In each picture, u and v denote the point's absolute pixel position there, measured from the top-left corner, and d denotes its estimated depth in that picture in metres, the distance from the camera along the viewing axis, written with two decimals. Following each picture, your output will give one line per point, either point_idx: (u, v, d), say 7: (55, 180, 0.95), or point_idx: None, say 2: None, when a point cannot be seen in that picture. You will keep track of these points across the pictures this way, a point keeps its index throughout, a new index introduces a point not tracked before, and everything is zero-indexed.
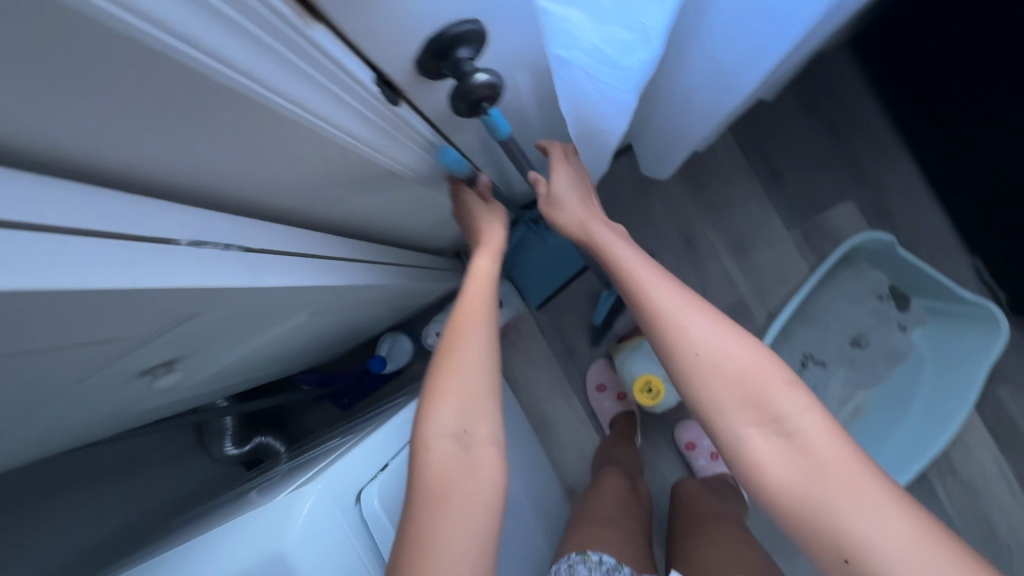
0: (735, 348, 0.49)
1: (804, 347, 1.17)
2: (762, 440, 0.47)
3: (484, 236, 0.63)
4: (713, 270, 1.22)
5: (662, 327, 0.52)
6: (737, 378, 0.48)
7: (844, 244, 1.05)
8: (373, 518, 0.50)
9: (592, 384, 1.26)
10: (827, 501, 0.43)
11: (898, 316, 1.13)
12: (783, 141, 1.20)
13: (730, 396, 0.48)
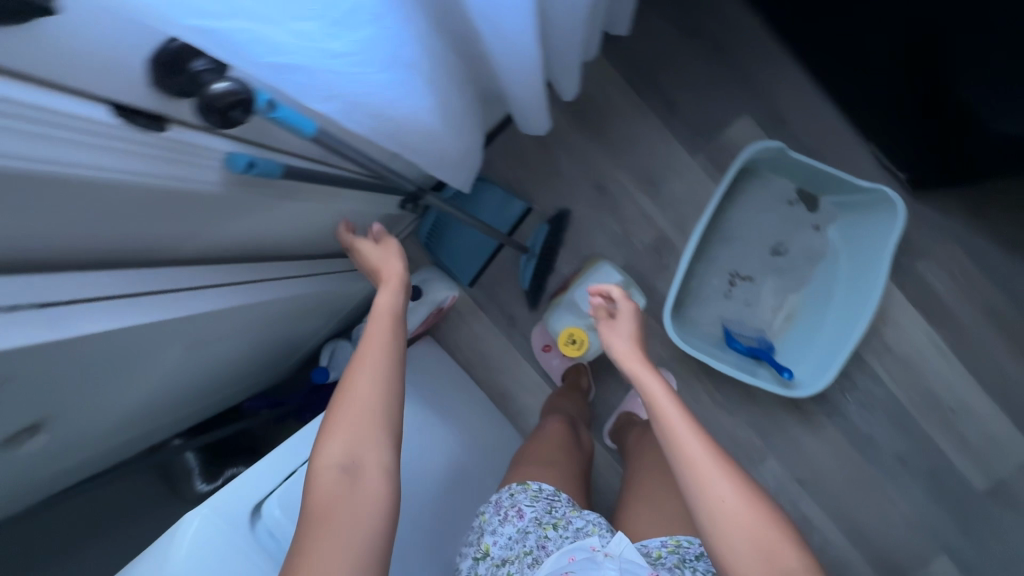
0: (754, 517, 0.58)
1: (729, 266, 1.19)
2: None
3: (383, 274, 0.73)
4: (630, 209, 1.23)
5: (695, 478, 0.60)
6: (754, 536, 0.57)
7: (738, 161, 1.07)
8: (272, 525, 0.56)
9: (538, 346, 1.28)
10: None
11: (811, 217, 1.17)
12: (669, 67, 1.19)
13: (743, 543, 0.56)
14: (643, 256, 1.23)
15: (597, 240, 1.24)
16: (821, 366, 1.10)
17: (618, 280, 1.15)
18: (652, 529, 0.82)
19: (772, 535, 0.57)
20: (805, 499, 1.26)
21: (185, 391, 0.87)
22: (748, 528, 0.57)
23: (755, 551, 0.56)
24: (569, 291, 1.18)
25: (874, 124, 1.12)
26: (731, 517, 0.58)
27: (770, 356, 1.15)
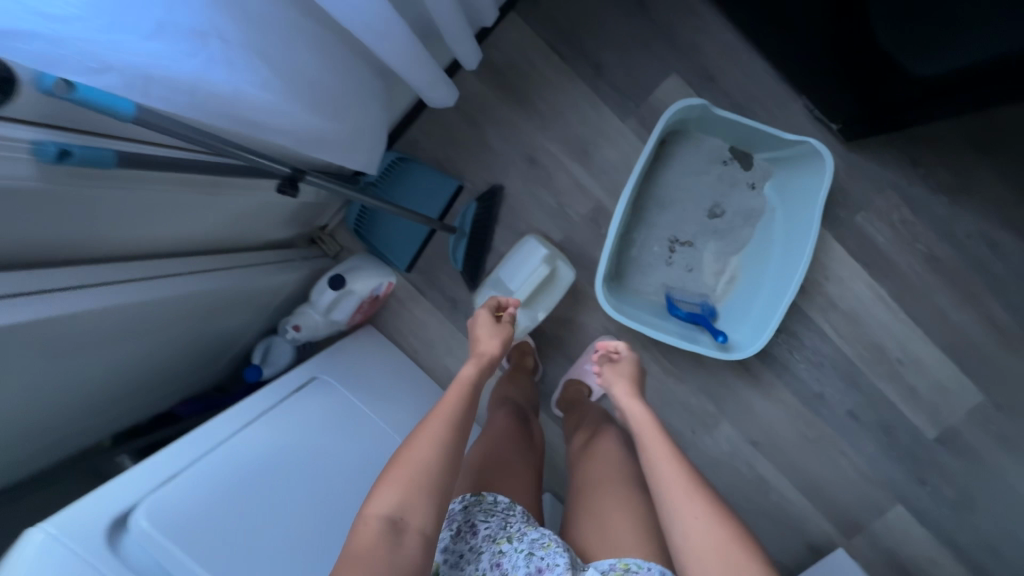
0: (717, 533, 0.62)
1: (668, 232, 1.17)
2: None
3: (476, 345, 0.78)
4: (563, 181, 1.20)
5: (672, 498, 0.67)
6: (720, 547, 0.62)
7: (662, 120, 1.03)
8: (143, 535, 0.54)
9: None
10: None
11: (745, 175, 1.14)
12: (591, 30, 1.15)
13: (708, 554, 0.61)
14: (580, 228, 1.21)
15: (532, 215, 1.21)
16: (759, 328, 1.09)
17: (545, 255, 1.13)
18: (599, 545, 0.74)
19: (736, 550, 0.61)
20: (759, 462, 1.25)
21: (95, 400, 0.83)
22: (715, 545, 0.62)
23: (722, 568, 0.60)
24: (497, 268, 1.15)
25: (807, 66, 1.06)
26: (699, 535, 0.63)
27: (710, 321, 1.13)
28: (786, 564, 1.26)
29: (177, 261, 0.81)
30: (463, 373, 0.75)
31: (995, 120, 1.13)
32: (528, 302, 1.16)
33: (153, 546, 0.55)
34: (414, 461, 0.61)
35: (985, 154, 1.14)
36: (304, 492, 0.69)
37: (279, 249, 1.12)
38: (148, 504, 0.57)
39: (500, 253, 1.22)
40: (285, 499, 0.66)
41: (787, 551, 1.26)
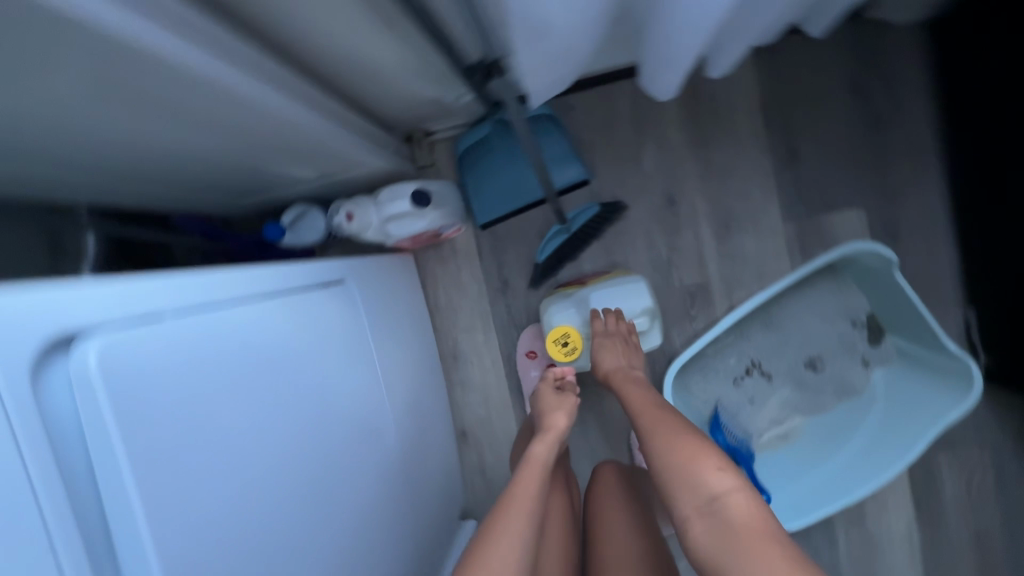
0: (674, 439, 0.60)
1: (755, 353, 1.04)
2: (696, 519, 0.54)
3: (545, 425, 0.74)
4: (687, 243, 1.06)
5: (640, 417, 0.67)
6: (676, 458, 0.58)
7: (837, 251, 0.90)
8: (80, 378, 0.38)
9: (522, 350, 1.13)
10: (737, 562, 0.49)
11: (865, 349, 1.02)
12: (813, 117, 1.02)
13: (665, 463, 0.58)
14: (673, 297, 1.07)
15: (636, 254, 1.07)
16: (803, 505, 0.96)
17: (644, 306, 0.98)
18: None
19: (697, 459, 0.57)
20: None
21: (96, 157, 0.65)
22: (677, 447, 0.59)
23: (672, 469, 0.57)
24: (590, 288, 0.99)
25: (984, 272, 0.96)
26: (662, 446, 0.60)
27: (750, 466, 0.98)
28: None
29: (288, 72, 0.64)
30: (534, 453, 0.71)
31: None
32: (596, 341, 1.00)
33: (81, 398, 0.38)
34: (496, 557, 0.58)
35: None
36: (289, 432, 0.55)
37: (380, 124, 0.95)
38: (110, 338, 0.39)
39: (581, 270, 1.09)
40: (271, 441, 0.53)
41: None
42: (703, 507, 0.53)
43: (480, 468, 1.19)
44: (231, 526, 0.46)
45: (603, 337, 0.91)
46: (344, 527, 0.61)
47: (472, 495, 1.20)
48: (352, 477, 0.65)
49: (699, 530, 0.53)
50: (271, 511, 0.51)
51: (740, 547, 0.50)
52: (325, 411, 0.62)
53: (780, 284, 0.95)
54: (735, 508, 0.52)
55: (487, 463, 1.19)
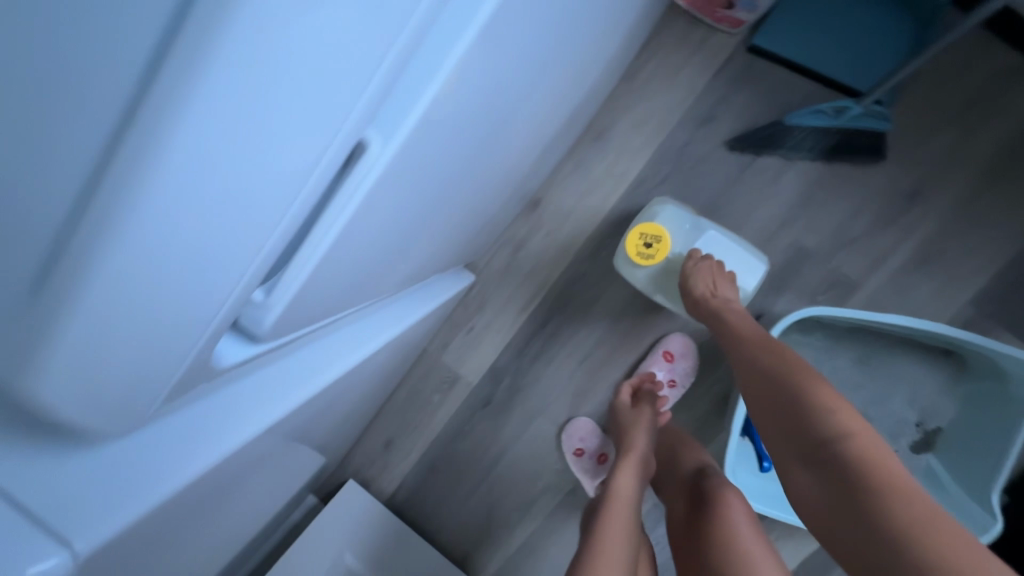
0: (781, 380, 0.64)
1: (826, 369, 0.97)
2: (801, 473, 0.58)
3: (625, 461, 0.81)
4: (883, 241, 0.93)
5: (747, 361, 0.70)
6: (782, 401, 0.62)
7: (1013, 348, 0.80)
8: None
9: (568, 450, 1.09)
10: (853, 514, 0.51)
11: (903, 449, 0.97)
12: None
13: (769, 414, 0.63)
14: (820, 270, 0.96)
15: (835, 205, 0.94)
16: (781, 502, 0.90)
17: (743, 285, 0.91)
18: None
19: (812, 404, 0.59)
20: (549, 494, 1.16)
21: None
22: (777, 394, 0.63)
23: (777, 421, 0.62)
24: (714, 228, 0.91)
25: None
26: (763, 395, 0.65)
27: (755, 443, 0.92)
28: (444, 527, 1.21)
29: None
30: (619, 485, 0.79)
31: None
32: (667, 274, 0.94)
33: None
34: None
35: None
36: (482, 94, 0.44)
37: None
38: None
39: (781, 171, 0.94)
40: (467, 97, 0.41)
41: (460, 527, 1.21)
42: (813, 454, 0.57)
43: (517, 244, 1.07)
44: (385, 196, 0.39)
45: (699, 261, 0.88)
46: (455, 180, 0.56)
47: (488, 257, 1.09)
48: (490, 129, 0.56)
49: (802, 478, 0.57)
50: (428, 179, 0.46)
51: (860, 501, 0.51)
52: (526, 61, 0.50)
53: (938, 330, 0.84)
54: (846, 450, 0.55)
55: (527, 245, 1.07)
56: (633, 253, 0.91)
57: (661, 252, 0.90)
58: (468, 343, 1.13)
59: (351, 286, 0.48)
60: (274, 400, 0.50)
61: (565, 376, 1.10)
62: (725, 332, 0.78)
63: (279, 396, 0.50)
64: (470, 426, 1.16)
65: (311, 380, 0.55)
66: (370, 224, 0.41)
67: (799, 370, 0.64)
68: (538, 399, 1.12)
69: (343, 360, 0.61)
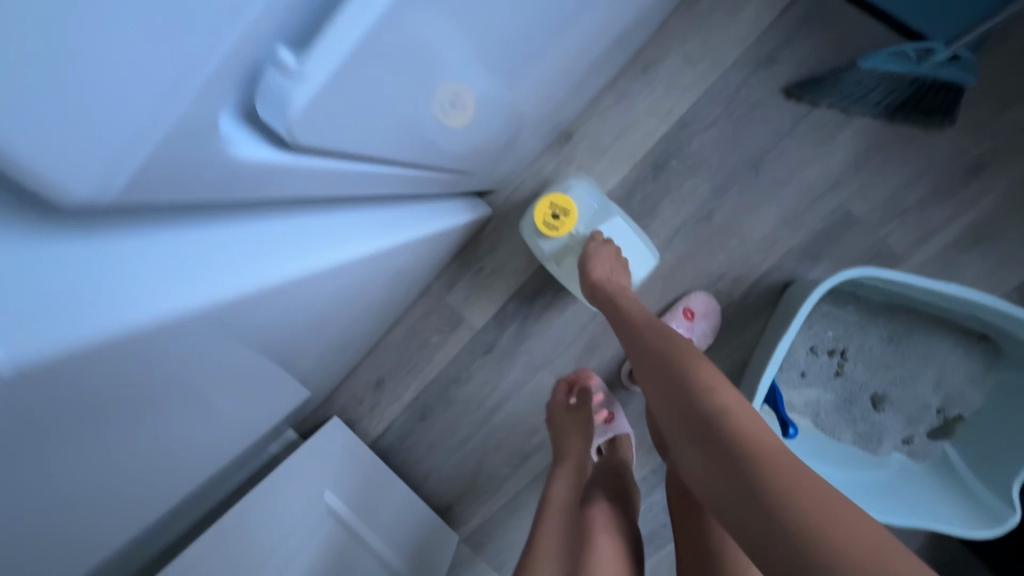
0: (670, 360, 0.52)
1: (851, 344, 0.93)
2: (696, 461, 0.46)
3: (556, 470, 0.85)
4: (935, 212, 0.87)
5: (635, 347, 0.58)
6: (668, 386, 0.50)
7: None
8: None
9: None
10: (750, 509, 0.39)
11: (921, 433, 0.93)
12: None
13: (660, 405, 0.51)
14: (863, 239, 0.90)
15: (890, 170, 0.88)
16: None
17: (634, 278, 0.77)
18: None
19: (687, 381, 0.49)
20: (544, 451, 1.11)
21: None
22: (664, 379, 0.52)
23: (667, 412, 0.50)
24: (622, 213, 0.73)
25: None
26: (651, 386, 0.53)
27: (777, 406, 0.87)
28: (429, 475, 1.16)
29: None
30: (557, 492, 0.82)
31: None
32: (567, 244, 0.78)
33: None
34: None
35: None
36: (492, 58, 0.52)
37: None
38: None
39: (837, 126, 0.88)
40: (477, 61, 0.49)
41: (447, 476, 1.15)
42: (700, 445, 0.45)
43: (543, 179, 0.99)
44: (389, 136, 0.45)
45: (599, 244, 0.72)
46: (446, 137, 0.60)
47: (509, 191, 1.01)
48: (492, 95, 0.62)
49: (692, 455, 0.46)
50: (426, 127, 0.52)
51: (748, 495, 0.40)
52: (536, 39, 0.58)
53: (990, 305, 0.77)
54: (732, 429, 0.44)
55: (553, 182, 0.98)
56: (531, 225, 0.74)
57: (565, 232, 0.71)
58: (476, 284, 1.05)
59: (372, 123, 0.38)
60: (270, 259, 0.42)
61: (577, 328, 1.03)
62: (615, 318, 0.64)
63: (272, 261, 0.42)
64: (467, 373, 1.09)
65: (314, 251, 0.46)
66: (364, 164, 0.45)
67: (685, 348, 0.53)
68: (544, 350, 1.05)
69: (350, 240, 0.52)
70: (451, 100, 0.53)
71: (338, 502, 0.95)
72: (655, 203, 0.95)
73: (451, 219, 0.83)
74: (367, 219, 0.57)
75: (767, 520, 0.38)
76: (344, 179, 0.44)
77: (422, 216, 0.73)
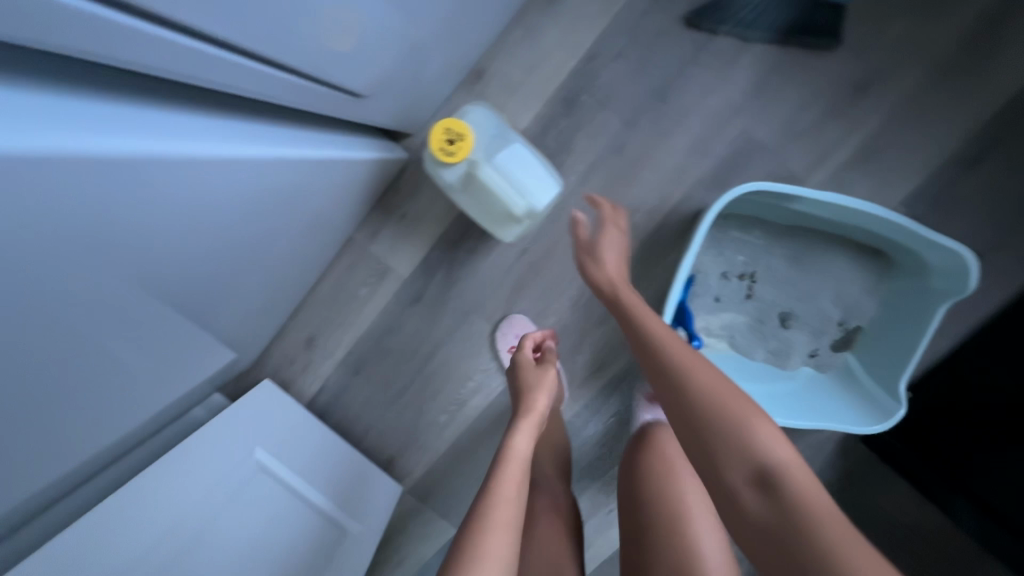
0: (705, 377, 0.60)
1: (759, 267, 0.98)
2: (748, 498, 0.52)
3: (524, 417, 0.79)
4: (828, 134, 0.92)
5: (669, 362, 0.64)
6: (709, 401, 0.58)
7: (944, 238, 0.79)
8: None
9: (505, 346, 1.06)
10: (805, 543, 0.47)
11: (826, 346, 0.99)
12: (1021, 153, 0.90)
13: (698, 404, 0.59)
14: (765, 164, 0.94)
15: (786, 95, 0.91)
16: None
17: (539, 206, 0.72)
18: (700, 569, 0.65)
19: (740, 424, 0.56)
20: (480, 396, 1.12)
21: None
22: (707, 387, 0.60)
23: (705, 411, 0.58)
24: (523, 140, 0.71)
25: (953, 408, 0.91)
26: (694, 385, 0.60)
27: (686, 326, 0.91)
28: (370, 430, 1.16)
29: None
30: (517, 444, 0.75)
31: None
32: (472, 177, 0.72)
33: None
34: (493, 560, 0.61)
35: None
36: None
37: None
38: None
39: (734, 55, 0.91)
40: None
41: (387, 429, 1.15)
42: (754, 481, 0.53)
43: None
44: (267, 44, 0.47)
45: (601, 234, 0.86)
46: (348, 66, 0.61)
47: (425, 135, 0.99)
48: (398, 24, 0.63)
49: (750, 502, 0.52)
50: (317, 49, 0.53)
51: (806, 534, 0.47)
52: None
53: (872, 215, 0.83)
54: (794, 479, 0.51)
55: None
56: (434, 151, 0.67)
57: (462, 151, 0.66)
58: (400, 232, 1.04)
59: None
60: (101, 131, 0.41)
61: (503, 270, 1.04)
62: (636, 331, 0.71)
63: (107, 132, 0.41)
64: (398, 324, 1.09)
65: (159, 140, 0.46)
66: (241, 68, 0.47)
67: (723, 380, 0.61)
68: (474, 295, 1.06)
69: (206, 141, 0.51)
70: (341, 26, 0.53)
71: (269, 459, 0.93)
72: (569, 139, 0.96)
73: (351, 149, 0.80)
74: (231, 130, 0.56)
75: (825, 552, 0.45)
76: (181, 60, 0.41)
77: (311, 137, 0.72)
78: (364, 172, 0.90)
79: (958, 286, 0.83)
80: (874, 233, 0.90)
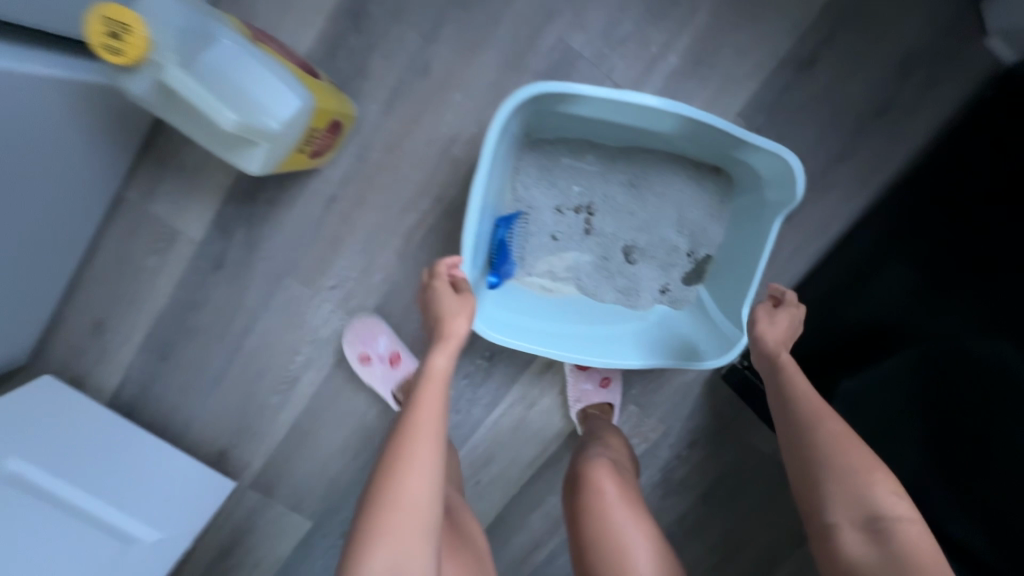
0: (843, 431, 0.55)
1: (597, 197, 0.88)
2: (855, 541, 0.51)
3: (441, 333, 0.61)
4: (654, 39, 0.81)
5: (805, 407, 0.58)
6: (838, 447, 0.54)
7: (765, 140, 0.71)
8: None
9: (354, 355, 0.92)
10: None
11: (676, 279, 0.90)
12: (857, 50, 0.82)
13: (825, 454, 0.54)
14: (590, 77, 0.82)
15: None
16: (527, 330, 0.80)
17: (270, 122, 0.59)
18: None
19: (855, 470, 0.52)
20: (310, 372, 0.98)
21: None
22: (843, 438, 0.55)
23: (830, 464, 0.54)
24: (227, 31, 0.58)
25: (847, 370, 0.77)
26: (820, 431, 0.56)
27: None
28: (192, 423, 1.00)
29: None
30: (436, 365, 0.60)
31: (742, 520, 1.05)
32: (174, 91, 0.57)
33: None
34: (405, 503, 0.53)
35: (704, 513, 1.05)
36: None
37: None
38: None
39: None
40: None
41: (211, 420, 1.00)
42: (869, 530, 0.50)
43: None
44: None
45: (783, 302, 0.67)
46: None
47: None
48: None
49: (853, 543, 0.51)
50: None
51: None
52: None
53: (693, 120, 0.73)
54: (909, 536, 0.49)
55: None
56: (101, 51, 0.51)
57: (133, 48, 0.50)
58: (183, 185, 0.88)
59: None
60: None
61: (314, 223, 0.90)
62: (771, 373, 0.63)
63: None
64: (203, 297, 0.93)
65: None
66: None
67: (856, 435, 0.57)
68: (284, 255, 0.91)
69: None
70: None
71: (32, 470, 0.76)
72: (363, 60, 0.82)
73: (31, 62, 0.62)
74: None
75: None
76: None
77: None
78: (87, 100, 0.72)
79: (790, 195, 0.75)
80: (707, 144, 0.80)
